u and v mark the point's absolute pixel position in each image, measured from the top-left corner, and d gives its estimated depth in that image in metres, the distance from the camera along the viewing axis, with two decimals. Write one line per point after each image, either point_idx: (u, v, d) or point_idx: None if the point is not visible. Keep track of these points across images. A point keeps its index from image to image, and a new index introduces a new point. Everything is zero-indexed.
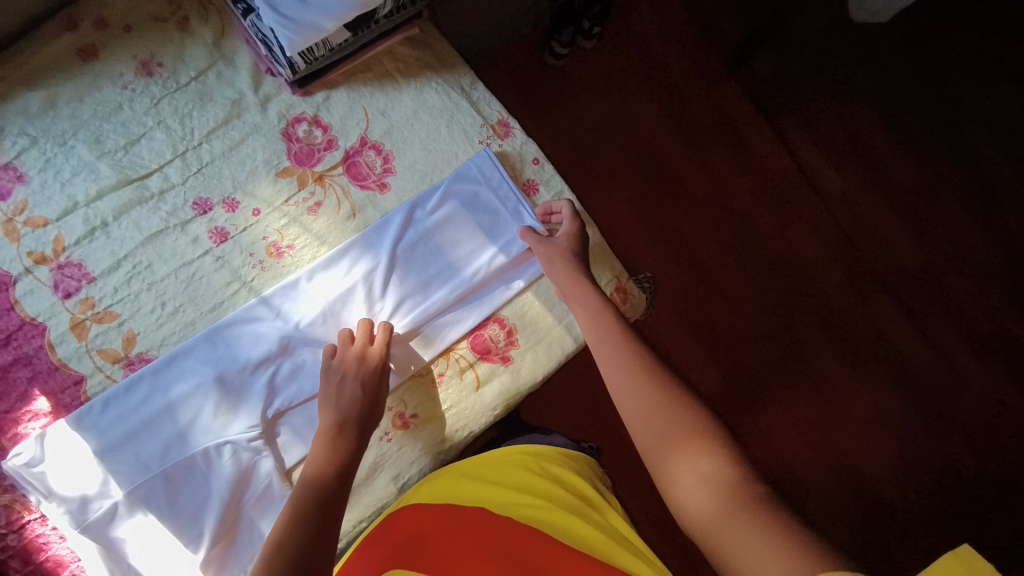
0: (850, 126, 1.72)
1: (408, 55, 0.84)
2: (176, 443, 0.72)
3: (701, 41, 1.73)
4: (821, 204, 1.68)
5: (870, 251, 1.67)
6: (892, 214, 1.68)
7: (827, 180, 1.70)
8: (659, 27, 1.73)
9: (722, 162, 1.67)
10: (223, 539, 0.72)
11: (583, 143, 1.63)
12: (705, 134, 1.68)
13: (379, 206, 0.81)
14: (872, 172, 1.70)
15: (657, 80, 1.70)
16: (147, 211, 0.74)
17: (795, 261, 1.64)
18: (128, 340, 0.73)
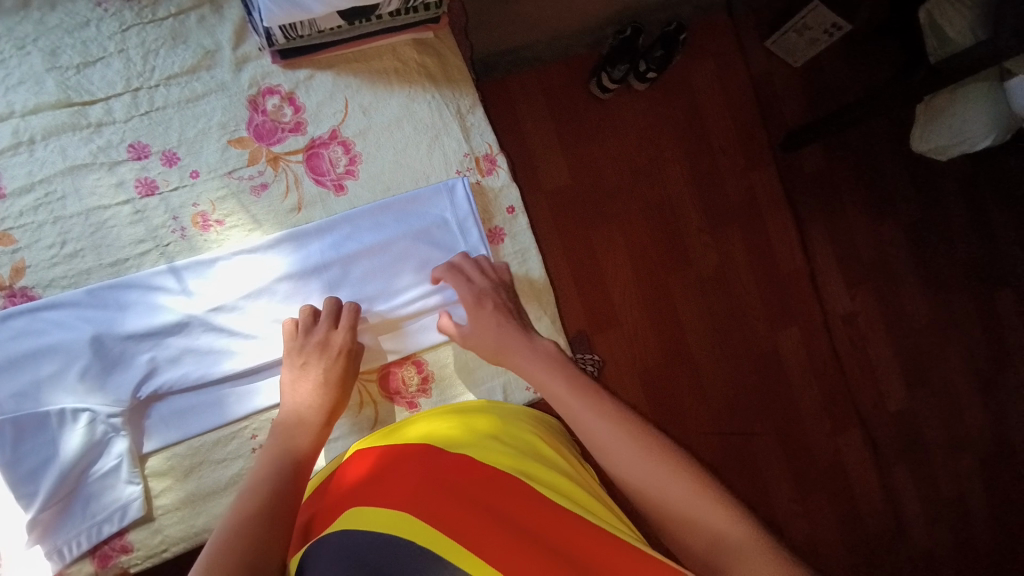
0: (880, 248, 1.64)
1: (411, 57, 0.76)
2: (31, 393, 0.66)
3: (754, 117, 1.64)
4: (822, 317, 1.61)
5: (857, 378, 1.60)
6: (889, 348, 1.62)
7: (837, 295, 1.62)
8: (717, 88, 1.63)
9: (737, 245, 1.59)
10: (56, 506, 0.66)
11: (604, 184, 1.54)
12: (730, 211, 1.60)
13: (328, 207, 0.74)
14: (884, 299, 1.64)
15: (698, 142, 1.61)
16: (78, 140, 0.68)
17: (777, 366, 1.56)
18: (16, 270, 0.67)
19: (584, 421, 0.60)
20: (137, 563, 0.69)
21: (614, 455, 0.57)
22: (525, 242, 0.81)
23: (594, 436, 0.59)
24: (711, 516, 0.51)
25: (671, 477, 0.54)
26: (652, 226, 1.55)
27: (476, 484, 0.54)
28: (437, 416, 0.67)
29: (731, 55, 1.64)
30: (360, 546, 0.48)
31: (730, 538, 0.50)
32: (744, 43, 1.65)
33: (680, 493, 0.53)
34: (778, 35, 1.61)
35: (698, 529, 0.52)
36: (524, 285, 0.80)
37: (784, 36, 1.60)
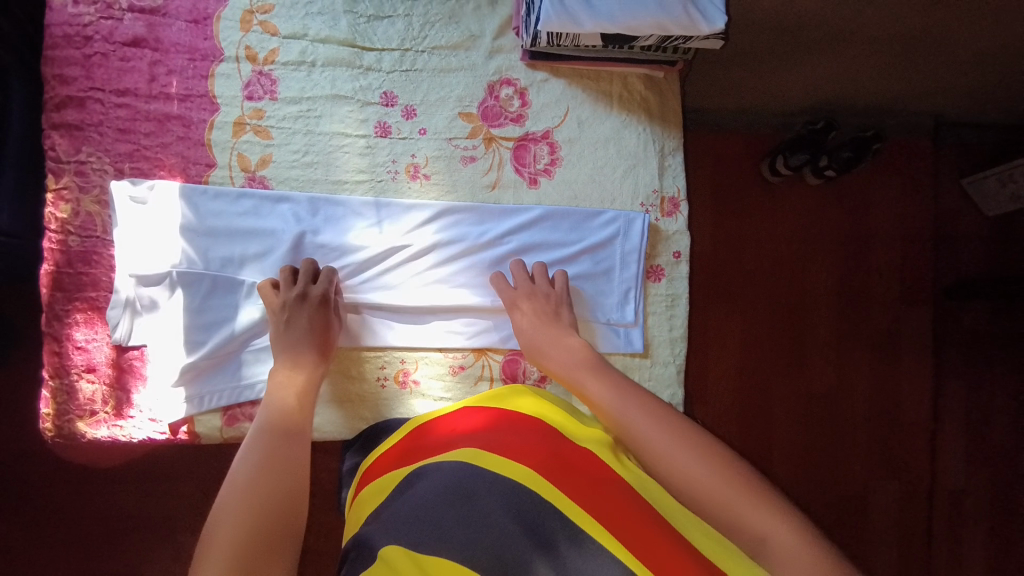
0: (1015, 438, 1.47)
1: (636, 89, 0.82)
2: (236, 263, 0.78)
3: (925, 253, 1.53)
4: (927, 488, 1.45)
5: (941, 566, 1.43)
6: (988, 551, 1.43)
7: (950, 468, 1.46)
8: (894, 211, 1.54)
9: (861, 374, 1.48)
10: (215, 359, 0.77)
11: (745, 264, 1.50)
12: (862, 337, 1.50)
13: (517, 195, 0.80)
14: (1000, 496, 1.45)
15: (854, 257, 1.53)
16: (348, 75, 0.80)
17: (858, 516, 1.43)
18: (263, 161, 0.79)
19: (634, 428, 0.59)
20: None
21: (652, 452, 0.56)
22: (676, 288, 0.82)
23: (646, 446, 0.57)
24: (753, 514, 0.50)
25: (717, 473, 0.53)
26: (777, 320, 1.49)
27: (590, 472, 0.59)
28: (539, 397, 0.71)
29: (920, 181, 1.55)
30: (476, 480, 0.57)
31: (776, 534, 0.49)
32: (938, 175, 1.55)
33: (732, 498, 0.51)
34: (980, 174, 1.51)
35: (743, 523, 0.50)
36: (662, 327, 0.81)
37: (984, 178, 1.50)
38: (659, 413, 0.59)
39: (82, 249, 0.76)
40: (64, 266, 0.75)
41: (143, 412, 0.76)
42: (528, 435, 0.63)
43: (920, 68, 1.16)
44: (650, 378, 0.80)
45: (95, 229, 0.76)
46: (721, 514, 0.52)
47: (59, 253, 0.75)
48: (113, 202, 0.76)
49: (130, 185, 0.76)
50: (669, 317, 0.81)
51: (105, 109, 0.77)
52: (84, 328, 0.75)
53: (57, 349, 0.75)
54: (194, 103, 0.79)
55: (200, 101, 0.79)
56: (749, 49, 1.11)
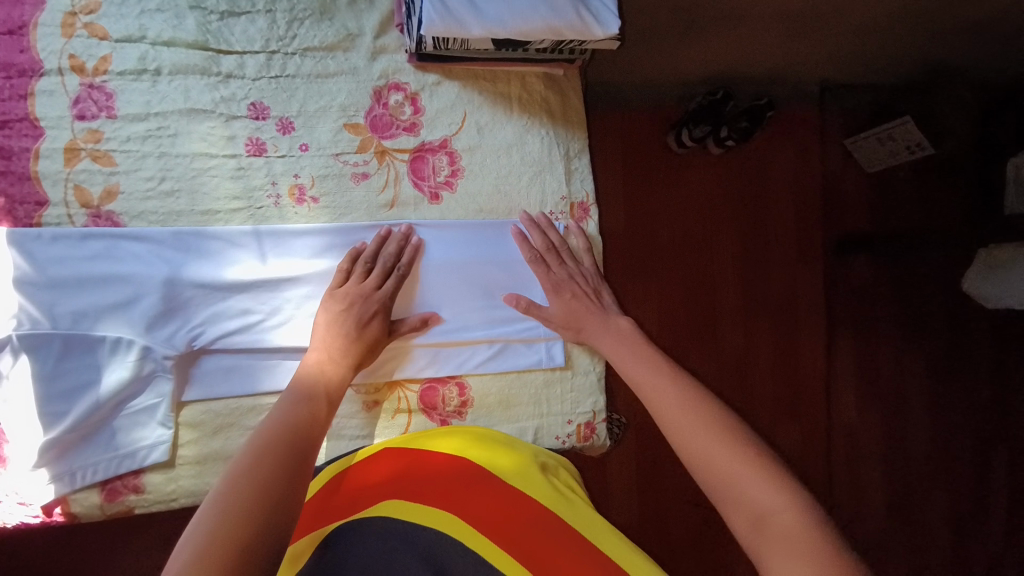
0: (898, 374, 1.62)
1: (537, 90, 0.77)
2: (92, 316, 0.66)
3: (814, 217, 1.65)
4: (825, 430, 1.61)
5: (840, 495, 1.59)
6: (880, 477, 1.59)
7: (846, 406, 1.62)
8: (787, 176, 1.64)
9: (763, 335, 1.60)
10: (83, 430, 0.67)
11: (655, 239, 1.54)
12: (764, 300, 1.60)
13: (419, 213, 0.74)
14: (890, 430, 1.61)
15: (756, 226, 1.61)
16: (203, 84, 0.68)
17: None
18: (108, 193, 0.67)
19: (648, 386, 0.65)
20: (145, 505, 0.70)
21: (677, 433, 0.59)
22: None
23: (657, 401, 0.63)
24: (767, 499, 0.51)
25: (732, 459, 0.55)
26: (690, 292, 1.56)
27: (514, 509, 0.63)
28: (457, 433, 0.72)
29: (807, 147, 1.65)
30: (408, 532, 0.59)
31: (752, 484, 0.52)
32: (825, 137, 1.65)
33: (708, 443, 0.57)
34: (860, 137, 1.59)
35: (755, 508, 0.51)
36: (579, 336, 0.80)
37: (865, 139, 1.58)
38: (694, 396, 0.61)
39: None
40: None
41: (8, 496, 0.66)
42: (447, 483, 0.65)
43: (811, 35, 1.17)
44: (572, 389, 0.80)
45: None
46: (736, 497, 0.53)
47: None
48: None
49: None
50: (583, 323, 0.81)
51: None
52: None
53: None
54: (11, 129, 0.65)
55: (19, 126, 0.65)
56: (648, 27, 1.07)
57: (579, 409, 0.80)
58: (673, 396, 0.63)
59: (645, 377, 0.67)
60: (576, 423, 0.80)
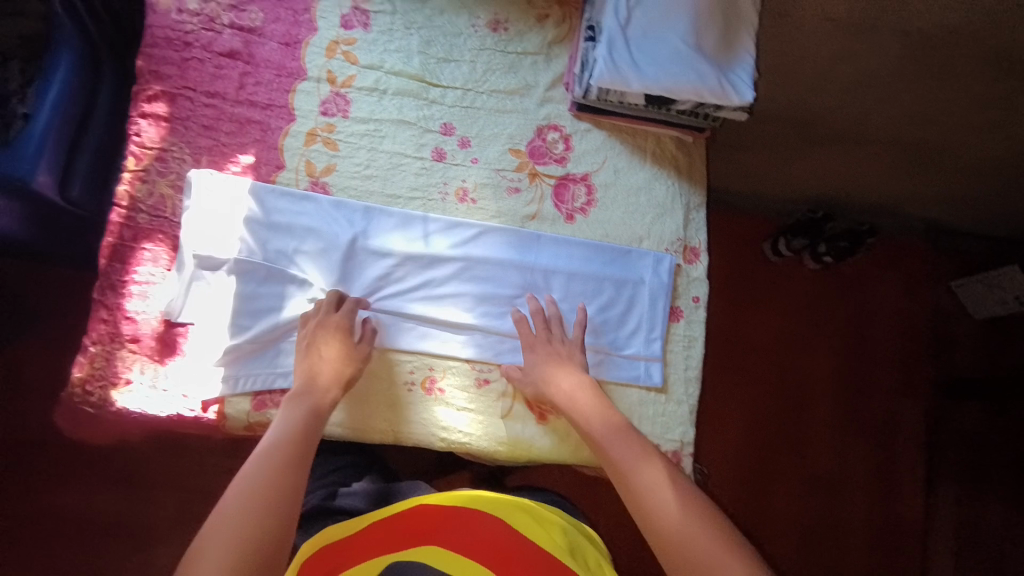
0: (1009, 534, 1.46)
1: (669, 148, 0.91)
2: (291, 256, 0.84)
3: (919, 352, 1.60)
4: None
5: None
6: None
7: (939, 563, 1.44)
8: (881, 305, 1.62)
9: (850, 457, 1.50)
10: (255, 346, 0.82)
11: (744, 331, 1.54)
12: (854, 420, 1.52)
13: (554, 227, 0.88)
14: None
15: (849, 344, 1.58)
16: (414, 105, 0.89)
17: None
18: (327, 168, 0.87)
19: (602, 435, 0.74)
20: None
21: (635, 497, 0.69)
22: (693, 332, 0.86)
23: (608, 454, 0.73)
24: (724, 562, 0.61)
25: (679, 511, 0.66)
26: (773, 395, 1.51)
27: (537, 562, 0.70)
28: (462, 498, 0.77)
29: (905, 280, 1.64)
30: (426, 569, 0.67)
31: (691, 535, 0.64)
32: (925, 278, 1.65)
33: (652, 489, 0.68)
34: (966, 280, 1.61)
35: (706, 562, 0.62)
36: (679, 365, 0.85)
37: (970, 284, 1.60)
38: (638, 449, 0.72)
39: (149, 229, 0.83)
40: (132, 240, 0.83)
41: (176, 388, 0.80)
42: (468, 527, 0.73)
43: (925, 170, 1.25)
44: (664, 413, 0.84)
45: (168, 213, 0.84)
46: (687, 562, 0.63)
47: (129, 230, 0.83)
48: (187, 188, 0.84)
49: (208, 173, 0.84)
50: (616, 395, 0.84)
51: (192, 107, 0.86)
52: (134, 300, 0.82)
53: (103, 318, 0.81)
54: (275, 113, 0.87)
55: (280, 111, 0.88)
56: (764, 134, 1.19)
57: (668, 437, 0.83)
58: (618, 452, 0.72)
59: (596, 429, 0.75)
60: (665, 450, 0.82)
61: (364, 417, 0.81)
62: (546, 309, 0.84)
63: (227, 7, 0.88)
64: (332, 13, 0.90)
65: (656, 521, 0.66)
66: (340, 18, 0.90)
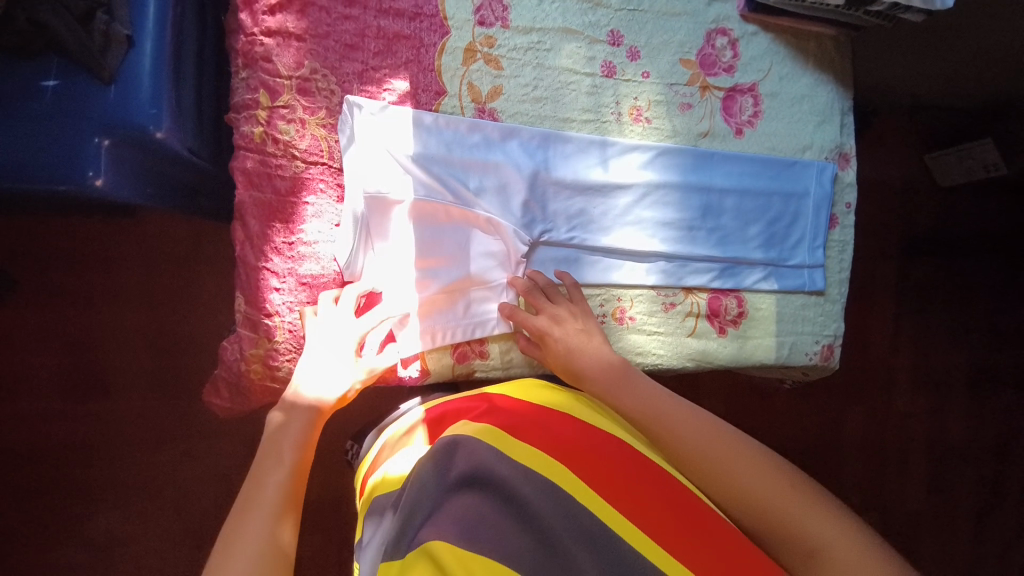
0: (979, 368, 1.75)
1: (829, 50, 0.89)
2: (469, 197, 0.76)
3: (900, 215, 1.75)
4: (908, 412, 1.72)
5: (908, 464, 1.70)
6: (945, 456, 1.72)
7: (905, 390, 1.72)
8: (879, 176, 1.74)
9: (861, 315, 1.72)
10: (448, 294, 0.76)
11: None
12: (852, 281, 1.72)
13: (726, 144, 0.86)
14: (936, 409, 1.73)
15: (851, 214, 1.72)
16: (578, 9, 0.79)
17: (841, 432, 1.67)
18: (493, 92, 0.77)
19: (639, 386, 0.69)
20: (485, 369, 0.79)
21: (711, 464, 0.62)
22: (843, 237, 0.92)
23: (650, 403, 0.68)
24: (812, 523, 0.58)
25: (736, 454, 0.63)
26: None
27: (638, 469, 0.60)
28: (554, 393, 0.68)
29: (895, 151, 1.74)
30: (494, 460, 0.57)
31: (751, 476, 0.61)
32: (910, 149, 1.75)
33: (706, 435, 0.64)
34: (941, 151, 1.70)
35: (787, 517, 0.59)
36: (834, 270, 0.92)
37: (944, 154, 1.70)
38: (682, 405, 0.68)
39: (302, 177, 0.71)
40: (285, 192, 0.71)
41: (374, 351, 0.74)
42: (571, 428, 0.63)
43: None
44: (823, 313, 0.92)
45: (320, 155, 0.71)
46: (772, 523, 0.59)
47: (278, 179, 0.70)
48: (339, 121, 0.71)
49: (362, 104, 0.71)
50: (720, 312, 0.87)
51: (330, 21, 0.70)
52: (305, 263, 0.72)
53: (275, 284, 0.71)
54: (424, 24, 0.74)
55: (431, 21, 0.74)
56: None
57: (822, 333, 0.92)
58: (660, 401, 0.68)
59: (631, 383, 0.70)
60: (819, 346, 0.92)
61: None
62: (720, 230, 0.87)
63: None
64: None
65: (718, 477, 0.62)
66: None
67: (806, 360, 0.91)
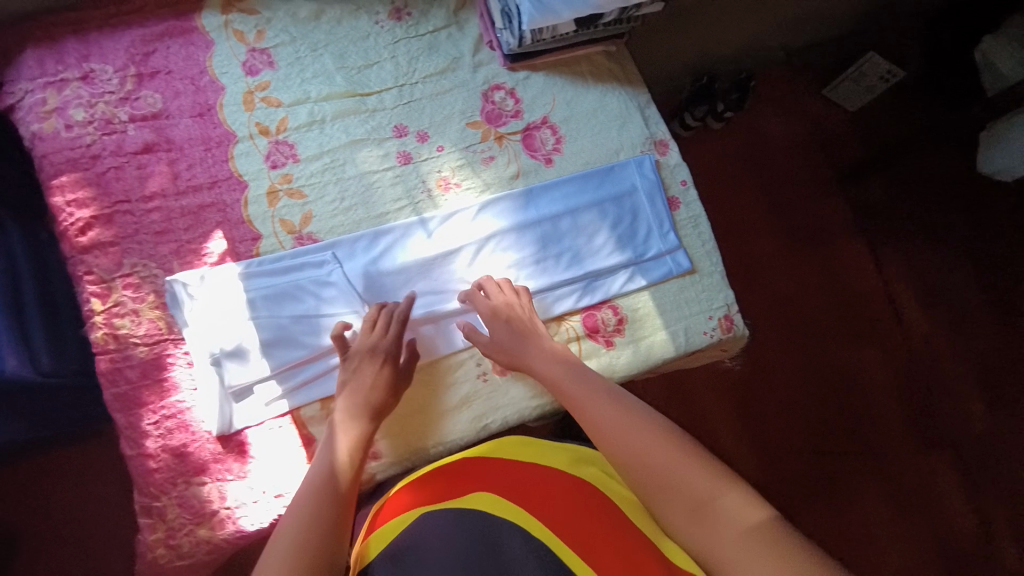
0: (948, 277, 1.72)
1: (602, 63, 0.96)
2: (311, 315, 0.81)
3: (818, 157, 1.78)
4: (904, 344, 1.66)
5: (945, 404, 1.62)
6: (972, 373, 1.65)
7: (906, 319, 1.68)
8: (768, 134, 1.78)
9: (813, 273, 1.68)
10: (323, 408, 0.80)
11: None
12: (795, 237, 1.71)
13: (539, 176, 0.90)
14: (939, 331, 1.68)
15: (764, 180, 1.74)
16: (358, 121, 0.87)
17: (857, 384, 1.60)
18: (305, 218, 0.83)
19: (566, 389, 0.73)
20: (384, 469, 0.79)
21: (624, 445, 0.64)
22: (695, 213, 0.94)
23: (584, 410, 0.70)
24: (700, 481, 0.60)
25: (648, 435, 0.64)
26: (732, 254, 1.66)
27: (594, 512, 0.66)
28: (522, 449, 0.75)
29: (769, 108, 1.80)
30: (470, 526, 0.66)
31: (654, 453, 0.62)
32: (785, 100, 1.81)
33: (621, 422, 0.66)
34: (835, 83, 1.77)
35: (694, 493, 0.59)
36: (697, 244, 0.92)
37: (841, 84, 1.76)
38: (605, 397, 0.70)
39: (153, 357, 0.76)
40: (138, 379, 0.75)
41: (264, 493, 0.75)
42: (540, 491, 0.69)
43: None
44: (704, 288, 0.91)
45: (158, 334, 0.77)
46: (680, 492, 0.60)
47: (127, 369, 0.75)
48: (169, 300, 0.77)
49: (184, 277, 0.78)
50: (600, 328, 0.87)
51: (136, 218, 0.78)
52: (179, 434, 0.75)
53: (152, 466, 0.74)
54: (222, 187, 0.82)
55: (228, 183, 0.82)
56: None
57: (714, 306, 0.91)
58: (585, 400, 0.71)
59: (562, 381, 0.74)
60: (716, 318, 0.90)
61: (453, 426, 0.81)
62: (568, 250, 0.89)
63: (120, 103, 0.81)
64: (230, 65, 0.85)
65: (626, 458, 0.64)
66: (242, 67, 0.85)
67: (710, 339, 0.89)
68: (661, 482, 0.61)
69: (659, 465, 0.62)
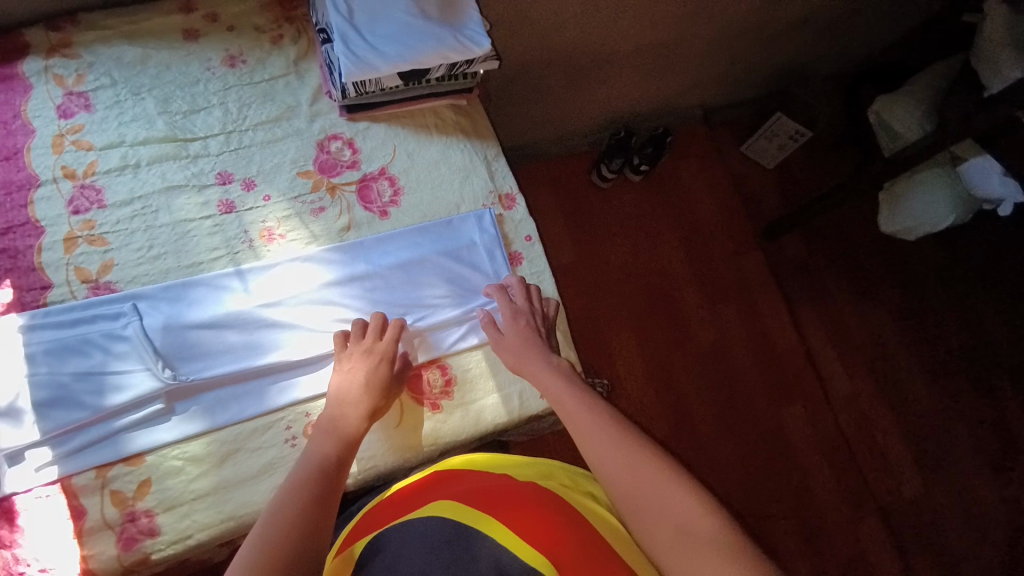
0: (872, 334, 1.71)
1: (449, 116, 0.95)
2: (96, 372, 0.74)
3: (740, 209, 1.79)
4: (827, 402, 1.63)
5: (872, 466, 1.58)
6: (897, 429, 1.63)
7: (828, 374, 1.66)
8: (688, 186, 1.78)
9: (736, 327, 1.65)
10: (100, 476, 0.72)
11: (611, 272, 1.65)
12: (716, 290, 1.68)
13: (373, 229, 0.87)
14: (864, 387, 1.66)
15: (687, 232, 1.73)
16: (177, 166, 0.83)
17: (781, 442, 1.56)
18: (105, 267, 0.78)
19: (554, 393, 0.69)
20: (161, 549, 0.70)
21: (605, 453, 0.60)
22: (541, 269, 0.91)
23: (571, 414, 0.66)
24: (682, 498, 0.54)
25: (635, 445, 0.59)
26: (651, 307, 1.63)
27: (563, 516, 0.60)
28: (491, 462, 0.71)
29: (689, 161, 1.81)
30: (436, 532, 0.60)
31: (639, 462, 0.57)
32: (706, 157, 1.82)
33: (606, 426, 0.62)
34: (753, 139, 1.79)
35: (671, 510, 0.53)
36: None
37: (756, 142, 1.78)
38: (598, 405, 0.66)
39: None
40: None
41: (32, 564, 0.67)
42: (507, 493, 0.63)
43: (666, 64, 1.47)
44: None
45: None
46: (657, 506, 0.54)
47: None
48: None
49: None
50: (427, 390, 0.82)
51: None
52: None
53: None
54: (16, 232, 0.77)
55: (23, 229, 0.77)
56: (536, 81, 1.33)
57: None
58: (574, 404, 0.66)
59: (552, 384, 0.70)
60: None
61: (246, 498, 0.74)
62: (399, 305, 0.85)
63: None
64: (44, 107, 0.82)
65: (608, 466, 0.59)
66: (56, 110, 0.82)
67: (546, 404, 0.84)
68: (641, 492, 0.55)
69: (637, 475, 0.56)
